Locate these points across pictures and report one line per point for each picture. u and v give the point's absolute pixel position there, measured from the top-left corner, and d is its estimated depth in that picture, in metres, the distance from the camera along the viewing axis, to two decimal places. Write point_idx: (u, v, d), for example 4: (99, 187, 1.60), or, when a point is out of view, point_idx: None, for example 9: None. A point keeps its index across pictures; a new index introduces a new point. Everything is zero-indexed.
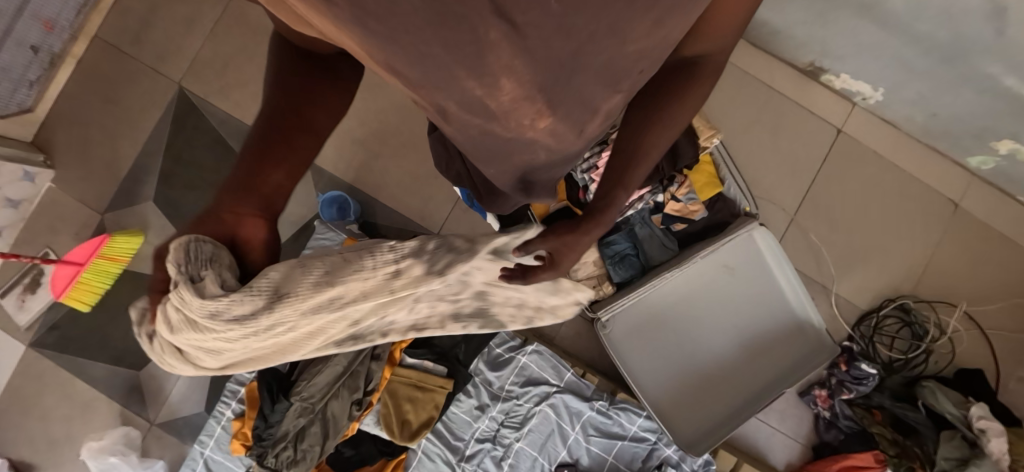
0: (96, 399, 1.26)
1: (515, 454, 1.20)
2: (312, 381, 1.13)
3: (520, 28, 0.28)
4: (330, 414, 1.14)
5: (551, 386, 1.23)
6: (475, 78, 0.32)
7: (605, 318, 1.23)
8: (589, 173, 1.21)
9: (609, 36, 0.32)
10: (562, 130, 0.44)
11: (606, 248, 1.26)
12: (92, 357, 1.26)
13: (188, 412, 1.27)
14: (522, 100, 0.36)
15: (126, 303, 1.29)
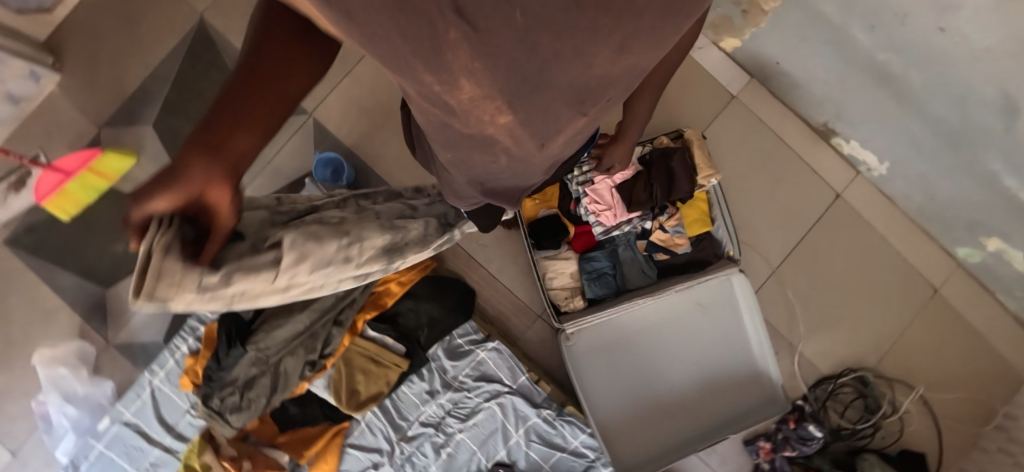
0: (59, 308, 1.26)
1: (455, 443, 1.22)
2: (272, 334, 1.12)
3: (481, 34, 0.33)
4: (282, 369, 1.14)
5: (503, 387, 1.24)
6: (433, 72, 0.38)
7: (571, 329, 1.24)
8: (584, 186, 1.21)
9: (574, 58, 0.39)
10: (519, 130, 0.51)
11: (585, 263, 1.27)
12: (63, 265, 1.27)
13: (146, 339, 1.28)
14: (480, 96, 0.43)
15: (106, 221, 1.29)
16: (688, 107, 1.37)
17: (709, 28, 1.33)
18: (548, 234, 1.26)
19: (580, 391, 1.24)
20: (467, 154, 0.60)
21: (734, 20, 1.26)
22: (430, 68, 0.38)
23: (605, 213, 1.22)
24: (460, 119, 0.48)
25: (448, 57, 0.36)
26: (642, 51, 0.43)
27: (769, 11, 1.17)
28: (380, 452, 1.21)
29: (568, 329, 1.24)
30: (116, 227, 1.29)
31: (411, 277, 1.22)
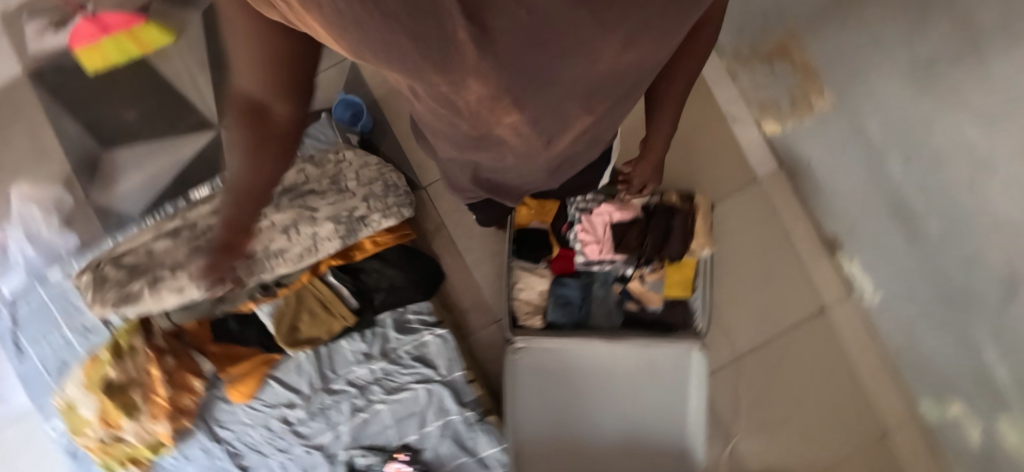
0: (54, 153, 1.28)
1: (372, 411, 1.23)
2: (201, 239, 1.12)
3: (492, 42, 0.30)
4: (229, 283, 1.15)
5: (436, 375, 1.24)
6: (441, 74, 0.34)
7: (520, 343, 1.25)
8: (581, 213, 1.24)
9: (580, 54, 0.36)
10: (525, 128, 0.48)
11: (557, 287, 1.28)
12: (73, 114, 1.29)
13: (122, 209, 1.27)
14: (484, 97, 0.39)
15: (124, 85, 1.30)
16: (710, 174, 1.35)
17: (756, 106, 1.32)
18: (533, 245, 1.29)
19: (511, 408, 1.24)
20: (468, 149, 0.58)
21: (781, 105, 1.25)
22: (439, 70, 0.33)
23: (591, 245, 1.22)
24: (466, 115, 0.44)
25: (454, 61, 0.32)
26: (652, 40, 0.40)
27: (816, 109, 1.18)
28: (299, 394, 1.22)
29: (523, 344, 1.25)
30: (131, 95, 1.30)
31: (387, 240, 1.22)
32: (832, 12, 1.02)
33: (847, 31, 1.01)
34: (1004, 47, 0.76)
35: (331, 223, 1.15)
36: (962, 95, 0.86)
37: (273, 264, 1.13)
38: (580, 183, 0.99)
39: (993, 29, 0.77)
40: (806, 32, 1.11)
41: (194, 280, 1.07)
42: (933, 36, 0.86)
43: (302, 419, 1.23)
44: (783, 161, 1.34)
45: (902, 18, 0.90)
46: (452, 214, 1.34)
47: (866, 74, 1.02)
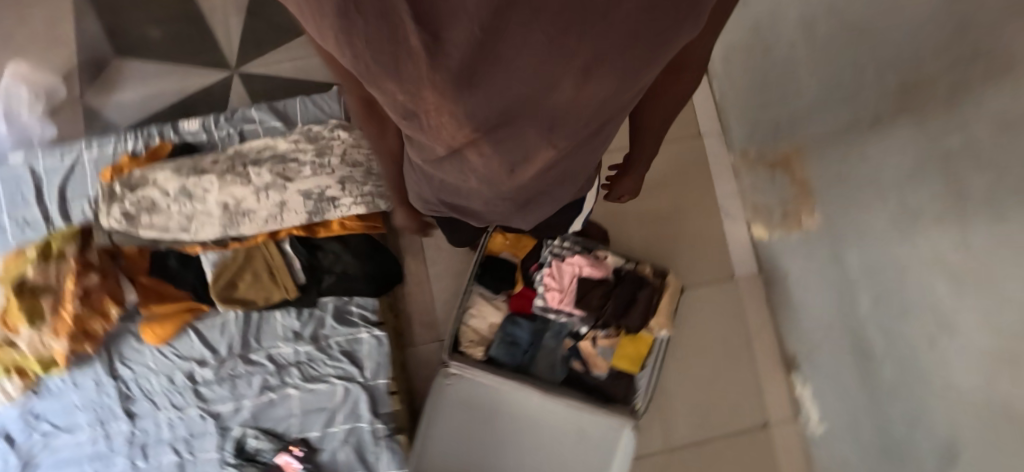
0: (65, 39, 1.26)
1: (282, 393, 1.17)
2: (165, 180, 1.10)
3: (443, 51, 0.30)
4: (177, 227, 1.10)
5: (359, 376, 1.18)
6: (399, 81, 0.35)
7: (453, 370, 1.21)
8: (553, 257, 1.23)
9: (537, 78, 0.36)
10: (489, 154, 0.48)
11: (508, 324, 1.25)
12: (99, 16, 1.30)
13: (109, 118, 1.25)
14: (443, 117, 0.39)
15: (158, 6, 1.32)
16: (691, 259, 1.33)
17: (749, 207, 1.32)
18: (499, 274, 1.26)
19: (424, 435, 1.19)
20: (436, 167, 0.58)
21: (773, 214, 1.26)
22: (396, 74, 0.34)
23: (553, 292, 1.21)
24: (429, 134, 0.44)
25: (406, 62, 0.32)
26: (614, 79, 0.40)
27: (804, 227, 1.19)
28: (213, 354, 1.17)
29: (458, 371, 1.21)
30: (161, 16, 1.31)
31: (356, 226, 1.17)
32: (842, 139, 1.05)
33: (851, 160, 1.04)
34: (984, 218, 0.77)
35: (302, 196, 1.12)
36: (940, 251, 0.87)
37: (236, 222, 1.11)
38: (557, 223, 0.98)
39: (981, 197, 0.78)
40: (811, 151, 1.13)
41: (162, 220, 1.09)
42: (925, 187, 0.89)
43: (208, 380, 1.17)
44: (762, 267, 1.33)
45: (902, 160, 0.93)
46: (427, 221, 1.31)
47: (858, 206, 1.04)
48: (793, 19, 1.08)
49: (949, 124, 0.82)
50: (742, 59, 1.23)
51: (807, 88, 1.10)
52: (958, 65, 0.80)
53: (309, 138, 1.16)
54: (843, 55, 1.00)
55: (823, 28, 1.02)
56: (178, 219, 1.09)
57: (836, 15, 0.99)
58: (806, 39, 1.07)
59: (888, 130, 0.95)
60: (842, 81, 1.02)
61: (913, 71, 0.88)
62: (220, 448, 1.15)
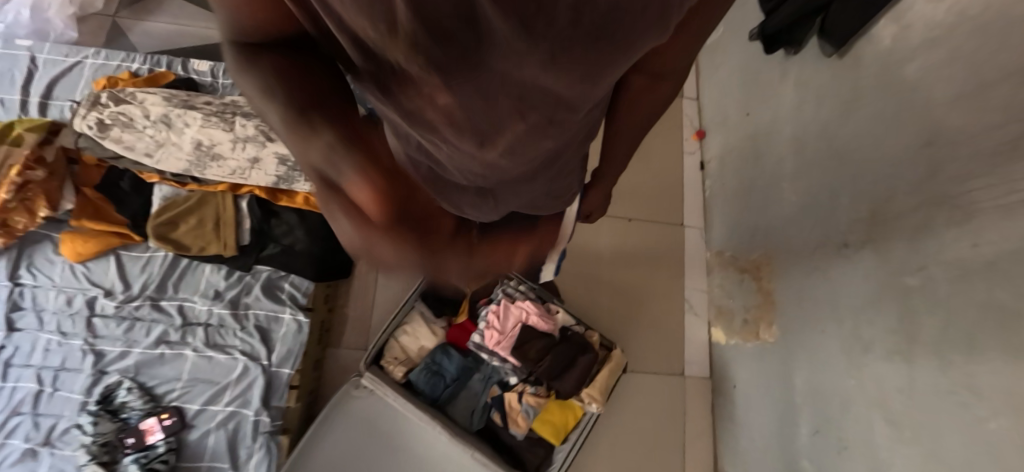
0: None
1: (177, 351, 1.09)
2: (149, 105, 1.07)
3: (433, 50, 0.23)
4: (142, 152, 1.06)
5: (264, 360, 1.10)
6: (370, 64, 0.26)
7: (365, 381, 1.15)
8: (505, 296, 1.19)
9: (526, 93, 0.28)
10: (458, 163, 0.39)
11: (438, 352, 1.18)
12: None
13: (130, 38, 1.26)
14: (416, 115, 0.31)
15: None
16: (644, 343, 1.28)
17: (713, 308, 1.28)
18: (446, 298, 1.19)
19: (314, 450, 1.09)
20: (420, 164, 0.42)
21: (734, 319, 1.22)
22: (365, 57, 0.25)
23: (493, 331, 1.16)
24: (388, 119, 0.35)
25: (389, 61, 0.24)
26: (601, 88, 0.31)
27: (760, 340, 1.16)
28: (124, 288, 1.09)
29: (372, 387, 1.15)
30: None
31: (320, 205, 1.13)
32: (813, 258, 1.05)
33: (820, 279, 1.03)
34: (933, 366, 0.80)
35: (276, 159, 1.09)
36: (883, 395, 0.89)
37: (204, 165, 1.07)
38: (520, 254, 0.93)
39: (928, 341, 0.82)
40: (782, 263, 1.12)
41: (129, 141, 1.05)
42: (879, 320, 0.91)
43: (107, 314, 1.09)
44: (714, 373, 1.26)
45: (865, 289, 0.94)
46: None
47: (817, 326, 1.04)
48: (788, 138, 1.12)
49: (916, 267, 0.84)
50: (735, 164, 1.26)
51: (789, 202, 1.11)
52: (924, 208, 0.83)
53: None
54: (827, 176, 1.03)
55: (812, 149, 1.06)
56: (147, 142, 1.06)
57: (827, 138, 1.03)
58: (797, 156, 1.09)
59: (857, 256, 0.96)
60: (822, 199, 1.04)
61: (880, 203, 0.92)
62: (86, 392, 1.05)
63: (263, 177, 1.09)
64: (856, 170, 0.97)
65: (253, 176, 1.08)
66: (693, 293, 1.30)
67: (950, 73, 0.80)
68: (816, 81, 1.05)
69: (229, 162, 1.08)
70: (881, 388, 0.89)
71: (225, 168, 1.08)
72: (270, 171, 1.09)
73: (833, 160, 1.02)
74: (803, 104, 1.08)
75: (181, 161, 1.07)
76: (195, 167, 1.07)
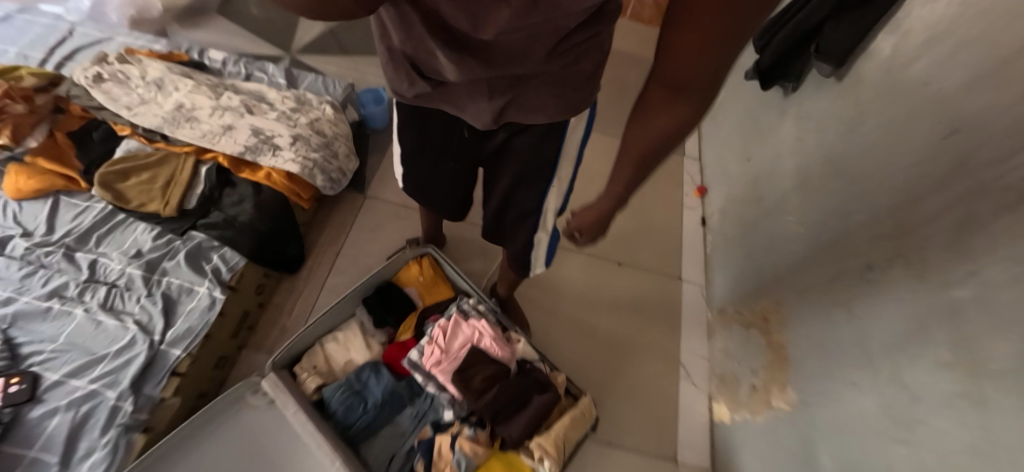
0: None
1: (66, 309, 0.93)
2: (149, 70, 1.10)
3: None
4: (125, 106, 1.06)
5: (156, 334, 0.92)
6: None
7: (268, 389, 0.93)
8: (458, 312, 0.99)
9: None
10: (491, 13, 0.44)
11: (366, 368, 0.97)
12: None
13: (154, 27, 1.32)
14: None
15: None
16: (625, 407, 1.02)
17: (716, 377, 1.05)
18: (395, 306, 1.02)
19: (175, 459, 0.86)
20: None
21: (741, 388, 0.97)
22: None
23: (433, 348, 0.95)
24: None
25: None
26: None
27: (772, 409, 0.89)
28: (46, 232, 0.99)
29: (274, 396, 0.93)
30: None
31: (279, 183, 1.04)
32: (825, 296, 0.83)
33: (833, 318, 0.81)
34: (1011, 408, 0.52)
35: (250, 131, 1.05)
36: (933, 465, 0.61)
37: (176, 124, 1.05)
38: (517, 198, 0.81)
39: (1000, 372, 0.55)
40: (790, 311, 0.89)
41: (119, 96, 1.07)
42: (927, 357, 0.65)
43: (14, 256, 0.97)
44: (716, 461, 0.99)
45: (900, 318, 0.69)
46: (356, 230, 1.14)
47: (835, 379, 0.78)
48: (789, 173, 0.98)
49: (962, 274, 0.62)
50: (739, 214, 1.12)
51: (793, 238, 0.93)
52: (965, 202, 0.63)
53: (297, 98, 1.12)
54: (831, 197, 0.87)
55: (816, 174, 0.91)
56: (133, 98, 1.07)
57: (830, 160, 0.89)
58: (799, 189, 0.94)
59: (880, 281, 0.74)
60: (829, 225, 0.85)
61: (898, 209, 0.74)
62: None
63: (229, 144, 1.04)
64: (860, 185, 0.82)
65: (220, 142, 1.04)
66: (693, 366, 1.08)
67: (964, 58, 0.69)
68: (817, 111, 0.95)
69: (202, 125, 1.05)
70: (926, 453, 0.62)
71: (195, 130, 1.05)
72: (239, 140, 1.04)
73: (837, 178, 0.86)
74: (804, 136, 0.97)
75: (155, 118, 1.05)
76: (166, 126, 1.05)
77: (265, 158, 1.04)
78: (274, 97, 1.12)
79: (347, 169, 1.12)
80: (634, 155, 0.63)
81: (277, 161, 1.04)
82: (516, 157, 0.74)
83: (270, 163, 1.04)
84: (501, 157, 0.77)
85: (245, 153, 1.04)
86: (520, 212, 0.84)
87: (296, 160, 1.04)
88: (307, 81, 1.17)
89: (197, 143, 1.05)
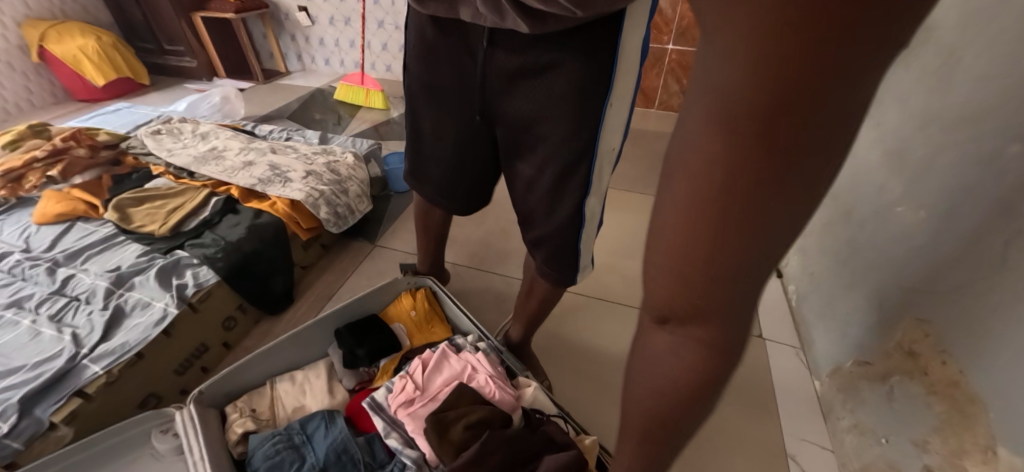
0: (261, 95, 1.67)
1: (16, 318, 0.82)
2: (201, 129, 1.18)
3: None
4: (167, 150, 1.11)
5: (85, 347, 0.75)
6: None
7: (181, 428, 0.68)
8: (447, 347, 0.73)
9: None
10: None
11: (316, 416, 0.70)
12: (291, 91, 1.70)
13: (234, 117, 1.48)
14: None
15: (325, 96, 1.66)
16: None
17: None
18: (371, 338, 0.78)
19: None
20: None
21: None
22: None
23: (405, 388, 0.68)
24: None
25: None
26: None
27: None
28: (45, 249, 0.94)
29: (182, 440, 0.68)
30: (322, 99, 1.64)
31: (279, 209, 0.95)
32: (995, 280, 0.51)
33: None
34: None
35: (267, 167, 1.03)
36: None
37: (203, 164, 1.06)
38: (553, 141, 0.54)
39: None
40: (955, 332, 0.54)
41: (165, 145, 1.13)
42: None
43: (3, 268, 0.91)
44: None
45: None
46: (356, 275, 0.99)
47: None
48: (875, 159, 0.72)
49: None
50: (829, 248, 0.82)
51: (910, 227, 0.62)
52: None
53: (323, 149, 1.11)
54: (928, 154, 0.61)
55: (915, 143, 0.64)
56: (177, 146, 1.12)
57: (927, 117, 0.63)
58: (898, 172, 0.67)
59: None
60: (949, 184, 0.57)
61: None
62: None
63: (243, 178, 1.01)
64: (968, 112, 0.56)
65: (235, 176, 1.02)
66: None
67: None
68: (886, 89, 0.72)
69: (225, 164, 1.05)
70: None
71: (218, 168, 1.04)
72: (253, 175, 1.01)
73: (931, 126, 0.62)
74: (880, 114, 0.73)
75: (187, 159, 1.07)
76: (194, 164, 1.06)
77: (272, 187, 0.98)
78: (302, 147, 1.11)
79: (355, 210, 1.03)
80: (637, 428, 0.36)
81: (281, 191, 0.97)
82: (556, 75, 0.51)
83: (274, 191, 0.98)
84: (535, 76, 0.52)
85: (254, 185, 0.99)
86: (563, 162, 0.55)
87: (300, 191, 0.97)
88: (338, 141, 1.18)
89: (217, 178, 1.03)
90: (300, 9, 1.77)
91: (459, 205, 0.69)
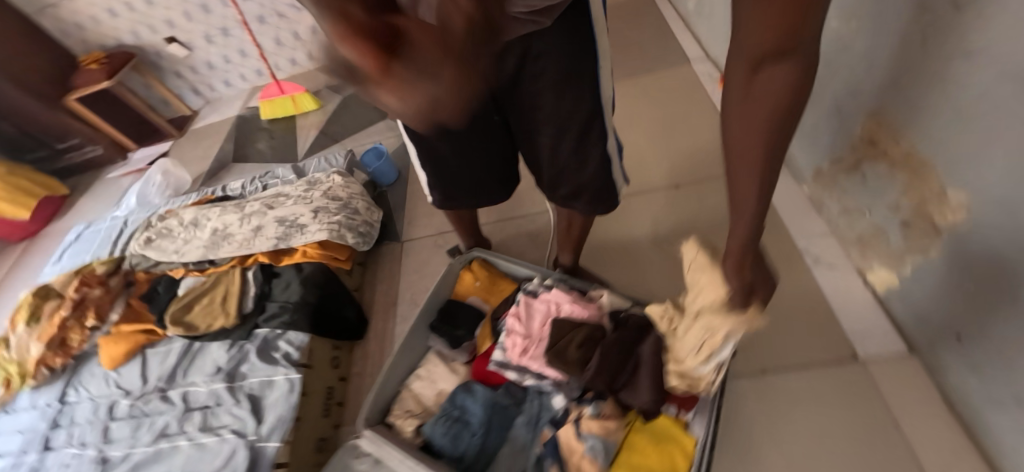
0: (190, 149, 1.63)
1: (173, 442, 0.93)
2: (184, 215, 1.21)
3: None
4: (173, 251, 1.15)
5: (252, 434, 0.89)
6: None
7: (372, 446, 0.83)
8: (525, 294, 0.90)
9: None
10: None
11: (459, 391, 0.87)
12: (215, 131, 1.65)
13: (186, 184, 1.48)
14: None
15: (252, 120, 1.63)
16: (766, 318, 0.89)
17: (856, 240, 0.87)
18: (462, 319, 0.95)
19: None
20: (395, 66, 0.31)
21: (890, 236, 0.78)
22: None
23: (515, 337, 0.85)
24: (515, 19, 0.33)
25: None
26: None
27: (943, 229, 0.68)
28: (141, 384, 1.03)
29: (376, 454, 0.83)
30: (251, 125, 1.61)
31: (315, 255, 1.05)
32: (909, 67, 0.66)
33: (944, 82, 0.62)
34: None
35: (277, 222, 1.10)
36: None
37: (218, 246, 1.11)
38: (563, 115, 0.64)
39: None
40: (894, 114, 0.71)
41: (167, 246, 1.17)
42: None
43: (120, 417, 1.01)
44: (901, 324, 0.82)
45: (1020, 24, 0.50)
46: (405, 274, 1.12)
47: (985, 144, 0.58)
48: None
49: None
50: None
51: (846, 37, 0.76)
52: None
53: (310, 181, 1.16)
54: None
55: None
56: (178, 242, 1.16)
57: None
58: None
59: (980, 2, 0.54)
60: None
61: None
62: None
63: (265, 242, 1.08)
64: None
65: (257, 243, 1.08)
66: (822, 247, 0.93)
67: None
68: None
69: (238, 236, 1.10)
70: None
71: (235, 243, 1.10)
72: (271, 234, 1.08)
73: None
74: None
75: (199, 250, 1.12)
76: (209, 251, 1.11)
77: (298, 237, 1.06)
78: (291, 188, 1.17)
79: (373, 222, 1.13)
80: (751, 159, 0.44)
81: (308, 237, 1.05)
82: (550, 61, 0.59)
83: (301, 240, 1.06)
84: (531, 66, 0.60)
85: (280, 243, 1.07)
86: (579, 127, 0.66)
87: (325, 229, 1.05)
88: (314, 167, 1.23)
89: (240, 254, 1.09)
90: (168, 41, 1.65)
91: (492, 189, 0.80)
